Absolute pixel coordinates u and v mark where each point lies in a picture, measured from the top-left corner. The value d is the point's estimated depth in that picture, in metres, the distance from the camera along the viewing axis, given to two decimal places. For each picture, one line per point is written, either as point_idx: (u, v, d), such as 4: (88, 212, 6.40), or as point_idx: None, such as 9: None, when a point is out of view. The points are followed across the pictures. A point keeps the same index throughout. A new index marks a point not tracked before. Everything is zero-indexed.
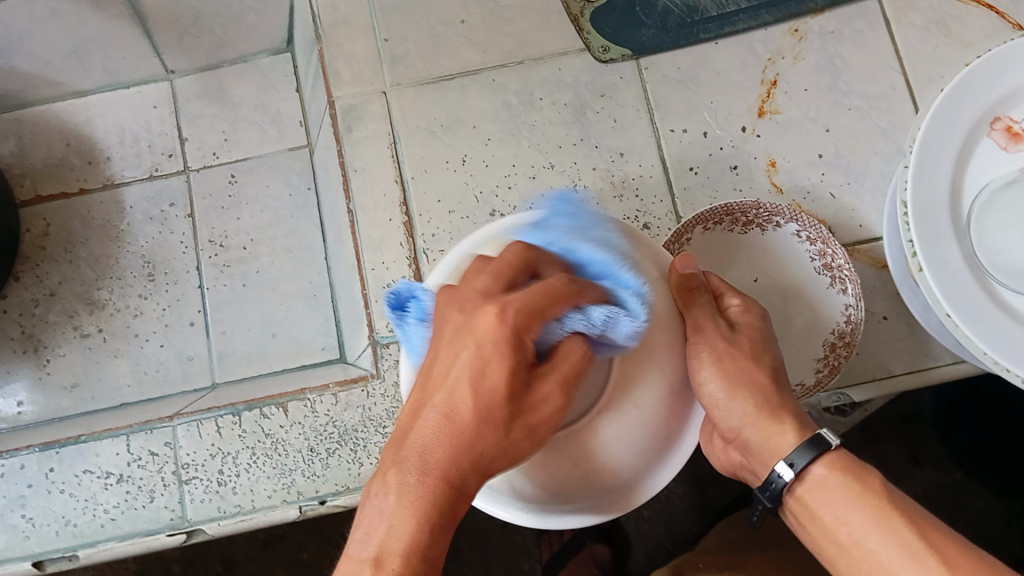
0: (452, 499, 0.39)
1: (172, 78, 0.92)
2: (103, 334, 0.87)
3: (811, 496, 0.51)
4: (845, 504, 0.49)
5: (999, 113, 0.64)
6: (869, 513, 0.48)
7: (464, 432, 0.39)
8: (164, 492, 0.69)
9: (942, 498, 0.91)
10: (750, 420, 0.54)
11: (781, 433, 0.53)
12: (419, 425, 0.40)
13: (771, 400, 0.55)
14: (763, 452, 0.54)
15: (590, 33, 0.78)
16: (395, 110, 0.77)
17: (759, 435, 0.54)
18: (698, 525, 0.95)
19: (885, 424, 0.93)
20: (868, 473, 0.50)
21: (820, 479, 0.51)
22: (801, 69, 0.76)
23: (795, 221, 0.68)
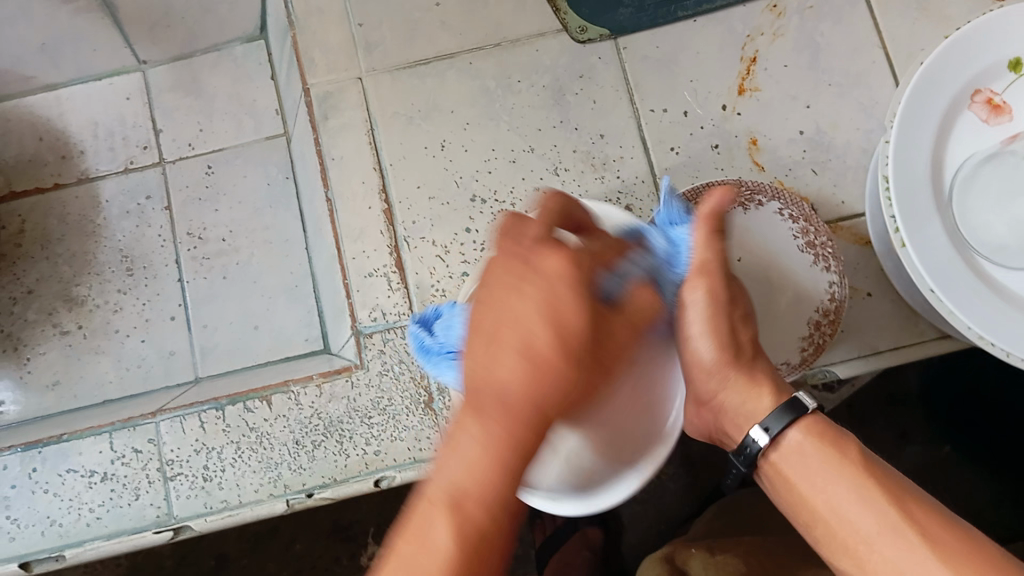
0: (525, 432, 0.43)
1: (144, 69, 0.91)
2: (84, 332, 0.86)
3: (788, 464, 0.53)
4: (824, 474, 0.50)
5: (980, 86, 0.64)
6: (848, 482, 0.49)
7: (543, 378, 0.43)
8: (149, 489, 0.69)
9: (931, 473, 0.92)
10: (729, 381, 0.56)
11: (757, 396, 0.55)
12: (491, 363, 0.44)
13: (749, 362, 0.56)
14: (737, 414, 0.56)
15: (567, 14, 0.77)
16: (372, 98, 0.76)
17: (736, 397, 0.56)
18: (686, 506, 0.96)
19: (874, 404, 0.94)
20: (849, 442, 0.51)
21: (798, 445, 0.52)
22: (781, 46, 0.75)
23: (776, 200, 0.69)
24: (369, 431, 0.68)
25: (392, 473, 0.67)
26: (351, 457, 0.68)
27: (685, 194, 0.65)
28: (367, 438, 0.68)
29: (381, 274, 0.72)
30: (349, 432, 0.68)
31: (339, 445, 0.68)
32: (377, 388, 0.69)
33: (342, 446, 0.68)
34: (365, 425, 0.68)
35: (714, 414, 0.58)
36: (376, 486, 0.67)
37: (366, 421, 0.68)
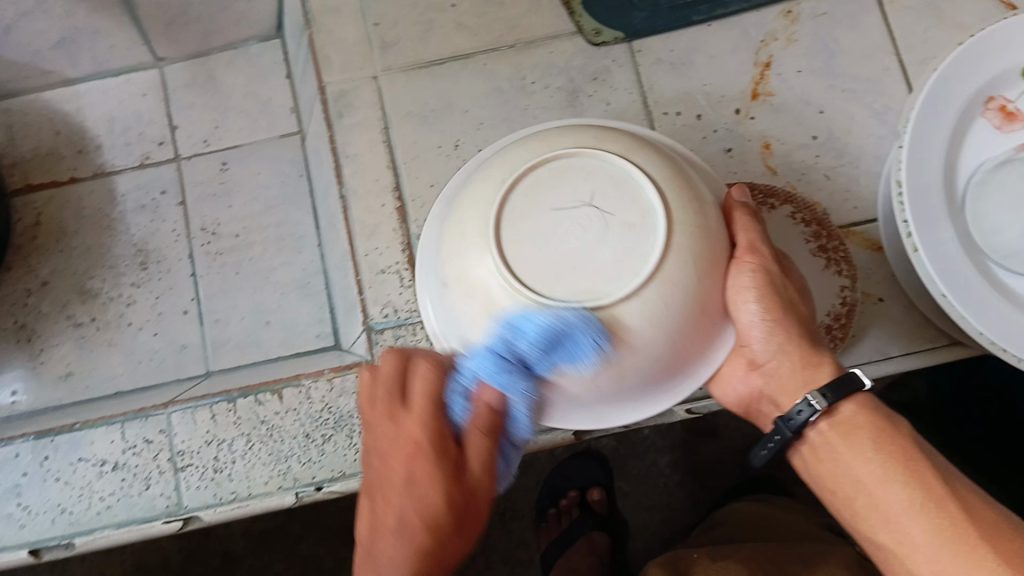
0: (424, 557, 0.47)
1: (162, 66, 0.92)
2: (97, 324, 0.86)
3: (833, 438, 0.49)
4: (874, 447, 0.47)
5: (993, 93, 0.64)
6: (895, 459, 0.47)
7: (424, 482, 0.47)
8: (159, 479, 0.69)
9: None
10: (784, 348, 0.52)
11: (815, 364, 0.51)
12: (393, 504, 0.48)
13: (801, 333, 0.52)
14: (790, 383, 0.52)
15: (583, 17, 0.78)
16: (387, 96, 0.77)
17: (791, 364, 0.51)
18: (693, 510, 0.96)
19: None
20: (899, 421, 0.49)
21: (847, 420, 0.49)
22: (794, 51, 0.76)
23: (789, 203, 0.69)
24: None
25: None
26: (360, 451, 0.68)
27: None
28: None
29: (393, 271, 0.72)
30: (359, 427, 0.68)
31: (349, 439, 0.68)
32: None
33: (351, 440, 0.68)
34: None
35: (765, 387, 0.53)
36: None
37: None
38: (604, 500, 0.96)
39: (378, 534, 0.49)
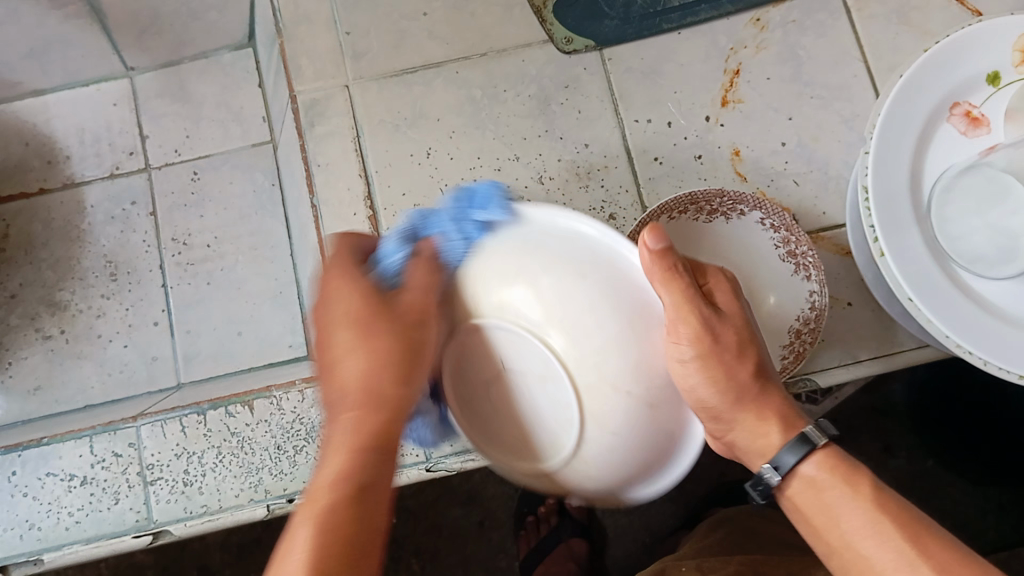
0: (340, 499, 0.42)
1: (132, 76, 0.91)
2: (66, 336, 0.85)
3: (802, 497, 0.50)
4: (839, 511, 0.48)
5: (959, 99, 0.65)
6: (864, 518, 0.47)
7: (389, 355, 0.45)
8: (129, 494, 0.68)
9: (915, 485, 0.93)
10: (739, 420, 0.50)
11: (767, 433, 0.50)
12: (347, 373, 0.46)
13: (752, 397, 0.50)
14: (748, 451, 0.51)
15: (553, 25, 0.78)
16: (358, 105, 0.76)
17: (745, 435, 0.51)
18: (673, 516, 0.96)
19: (859, 414, 0.95)
20: (860, 470, 0.49)
21: (811, 480, 0.49)
22: (763, 59, 0.76)
23: (758, 209, 0.68)
24: None
25: None
26: None
27: (667, 204, 0.67)
28: None
29: None
30: None
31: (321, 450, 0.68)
32: None
33: None
34: None
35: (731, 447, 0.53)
36: None
37: None
38: (584, 508, 0.98)
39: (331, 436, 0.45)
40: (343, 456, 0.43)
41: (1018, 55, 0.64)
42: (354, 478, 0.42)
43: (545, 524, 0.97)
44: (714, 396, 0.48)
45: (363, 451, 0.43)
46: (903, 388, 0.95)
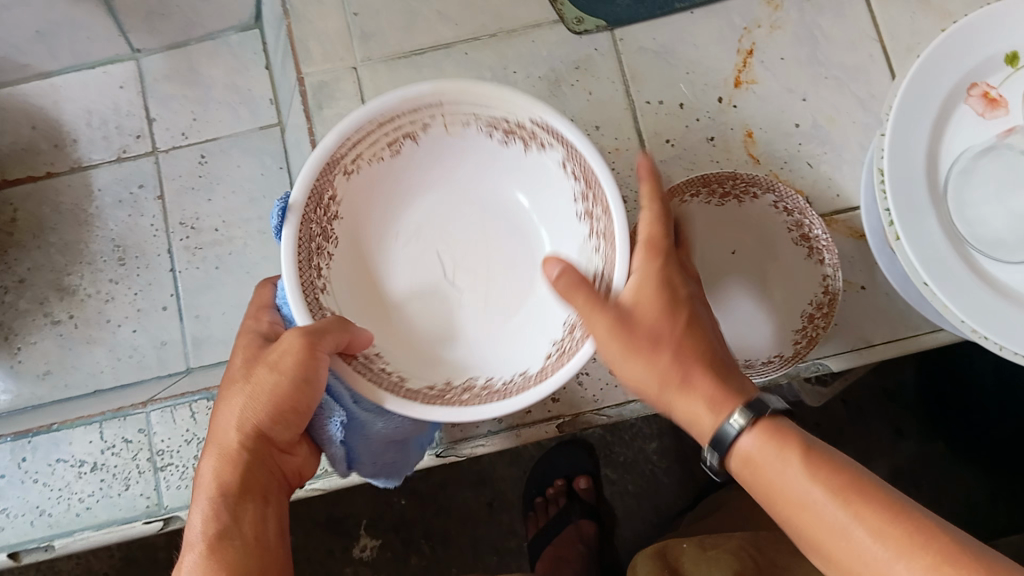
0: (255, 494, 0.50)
1: (138, 58, 0.90)
2: (76, 321, 0.85)
3: (756, 458, 0.48)
4: (777, 483, 0.46)
5: (976, 79, 0.63)
6: (799, 490, 0.45)
7: (247, 412, 0.50)
8: (139, 480, 0.68)
9: (925, 470, 0.94)
10: (671, 399, 0.51)
11: (704, 410, 0.50)
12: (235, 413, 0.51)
13: (689, 370, 0.50)
14: (689, 422, 0.51)
15: (564, 5, 0.77)
16: (366, 87, 0.76)
17: (682, 411, 0.51)
18: (682, 498, 0.96)
19: (870, 398, 0.96)
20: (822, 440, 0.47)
21: (749, 452, 0.48)
22: (778, 38, 0.75)
23: (772, 191, 0.67)
24: None
25: None
26: None
27: (680, 187, 0.67)
28: None
29: None
30: None
31: None
32: None
33: None
34: None
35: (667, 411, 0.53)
36: None
37: None
38: (592, 489, 0.96)
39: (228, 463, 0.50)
40: (215, 508, 0.48)
41: None
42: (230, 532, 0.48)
43: (553, 505, 0.96)
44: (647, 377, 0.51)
45: (216, 498, 0.48)
46: (915, 373, 0.95)
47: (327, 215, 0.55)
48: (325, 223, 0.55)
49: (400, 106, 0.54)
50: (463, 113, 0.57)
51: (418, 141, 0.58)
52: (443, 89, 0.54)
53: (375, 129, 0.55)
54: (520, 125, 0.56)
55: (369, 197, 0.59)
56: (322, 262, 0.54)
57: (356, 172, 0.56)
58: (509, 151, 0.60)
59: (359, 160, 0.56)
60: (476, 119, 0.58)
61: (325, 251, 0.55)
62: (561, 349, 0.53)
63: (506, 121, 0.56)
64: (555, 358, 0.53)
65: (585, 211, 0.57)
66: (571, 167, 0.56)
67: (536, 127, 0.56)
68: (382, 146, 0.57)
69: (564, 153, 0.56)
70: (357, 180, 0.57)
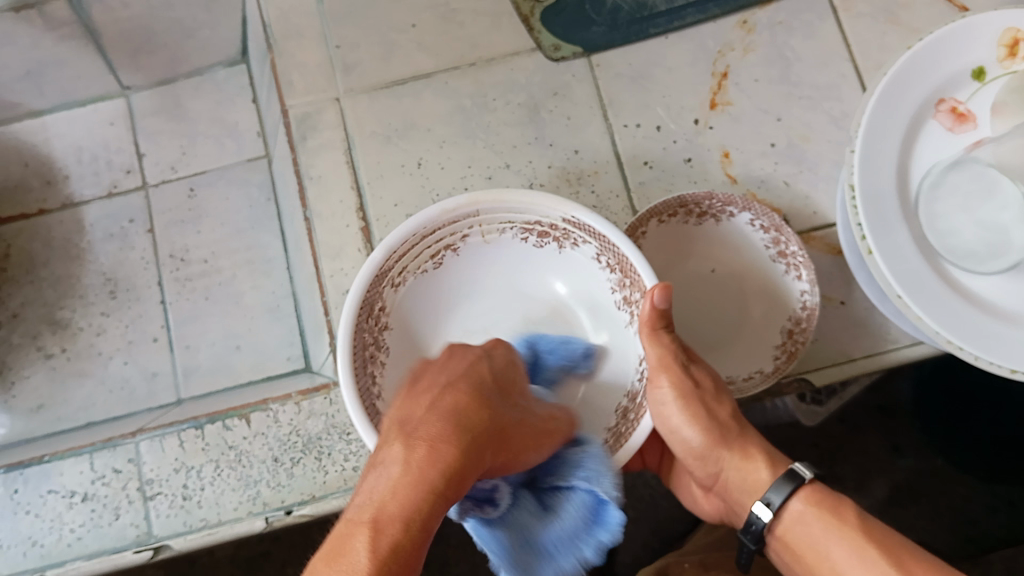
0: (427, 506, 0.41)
1: (127, 95, 0.92)
2: (68, 354, 0.86)
3: (793, 533, 0.52)
4: (826, 542, 0.50)
5: (944, 95, 0.65)
6: (848, 549, 0.49)
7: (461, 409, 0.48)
8: (129, 509, 0.69)
9: (925, 485, 0.96)
10: (720, 458, 0.56)
11: (756, 469, 0.55)
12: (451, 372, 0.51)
13: (736, 435, 0.57)
14: (741, 490, 0.56)
15: (541, 33, 0.79)
16: (349, 118, 0.77)
17: (735, 473, 0.56)
18: (681, 522, 0.98)
19: (864, 415, 0.97)
20: (843, 504, 0.52)
21: (800, 514, 0.52)
22: (751, 61, 0.77)
23: (748, 210, 0.68)
24: (348, 448, 0.69)
25: None
26: (329, 474, 0.68)
27: (660, 206, 0.67)
28: (347, 453, 0.69)
29: None
30: (328, 449, 0.69)
31: (318, 462, 0.69)
32: None
33: (320, 463, 0.69)
34: (344, 441, 0.69)
35: (719, 485, 0.58)
36: None
37: (345, 437, 0.69)
38: None
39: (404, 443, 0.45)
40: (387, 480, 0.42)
41: (1002, 50, 0.64)
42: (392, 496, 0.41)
43: None
44: (697, 436, 0.56)
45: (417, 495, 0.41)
46: (909, 385, 0.96)
47: (378, 325, 0.59)
48: (376, 333, 0.58)
49: (439, 218, 0.58)
50: (499, 222, 0.61)
51: (458, 252, 0.63)
52: (478, 200, 0.58)
53: (417, 241, 0.59)
54: (552, 224, 0.60)
55: (416, 307, 0.63)
56: (376, 369, 0.58)
57: (402, 284, 0.61)
58: (546, 255, 0.64)
59: (404, 272, 0.60)
60: (511, 226, 0.62)
61: (378, 358, 0.58)
62: (616, 433, 0.58)
63: (540, 223, 0.61)
64: (611, 441, 0.57)
65: (622, 299, 0.61)
66: (605, 259, 0.60)
67: (567, 225, 0.60)
68: (425, 258, 0.61)
69: (597, 247, 0.60)
70: (401, 292, 0.61)
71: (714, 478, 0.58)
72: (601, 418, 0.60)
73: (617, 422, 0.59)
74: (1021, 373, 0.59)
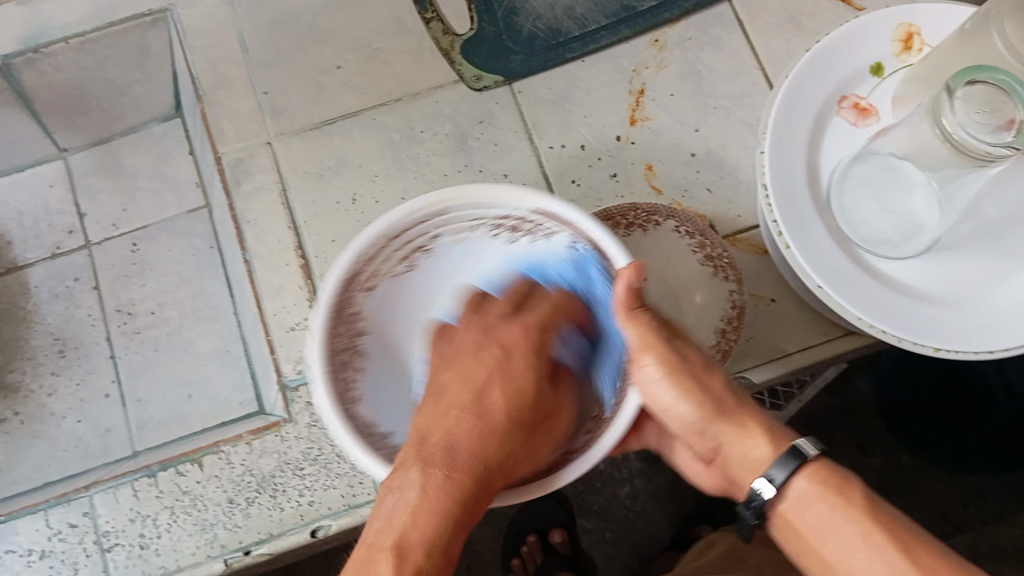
0: (451, 529, 0.47)
1: (65, 156, 0.94)
2: (21, 417, 0.86)
3: (793, 512, 0.49)
4: (833, 524, 0.47)
5: (846, 92, 0.68)
6: (856, 533, 0.46)
7: (478, 434, 0.52)
8: (87, 563, 0.69)
9: (895, 482, 0.99)
10: (718, 433, 0.53)
11: (756, 444, 0.52)
12: (468, 390, 0.55)
13: (734, 407, 0.54)
14: (741, 465, 0.53)
15: (463, 65, 0.81)
16: (282, 161, 0.79)
17: (734, 447, 0.53)
18: (659, 538, 1.03)
19: (830, 417, 1.01)
20: (851, 485, 0.49)
21: (803, 493, 0.49)
22: (665, 76, 0.80)
23: (673, 218, 0.72)
24: (302, 482, 0.69)
25: (328, 521, 0.68)
26: (285, 511, 0.69)
27: None
28: (301, 489, 0.69)
29: (302, 327, 0.74)
30: (282, 486, 0.69)
31: (273, 499, 0.69)
32: (307, 440, 0.71)
33: (275, 500, 0.69)
34: (297, 477, 0.70)
35: (720, 460, 0.55)
36: (314, 536, 0.68)
37: (298, 472, 0.70)
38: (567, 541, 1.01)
39: (419, 464, 0.49)
40: (426, 514, 0.47)
41: (897, 44, 0.68)
42: (438, 541, 0.47)
43: (530, 560, 1.01)
44: (690, 409, 0.54)
45: (447, 516, 0.47)
46: (869, 386, 1.02)
47: (355, 329, 0.60)
48: (352, 338, 0.59)
49: (404, 222, 0.58)
50: (467, 220, 0.61)
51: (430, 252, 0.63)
52: (442, 200, 0.58)
53: (388, 245, 0.59)
54: (521, 217, 0.60)
55: (386, 308, 0.64)
56: (355, 374, 0.59)
57: (376, 288, 0.62)
58: (518, 246, 0.64)
59: (375, 276, 0.60)
60: (480, 223, 0.62)
61: (356, 363, 0.60)
62: (601, 422, 0.58)
63: (508, 217, 0.60)
64: (602, 428, 0.57)
65: (600, 284, 0.60)
66: (579, 246, 0.59)
67: (536, 216, 0.59)
68: (397, 262, 0.61)
69: (569, 240, 0.60)
70: (378, 295, 0.62)
71: (717, 454, 0.54)
72: (589, 399, 0.59)
73: (612, 412, 0.58)
74: (943, 351, 0.61)
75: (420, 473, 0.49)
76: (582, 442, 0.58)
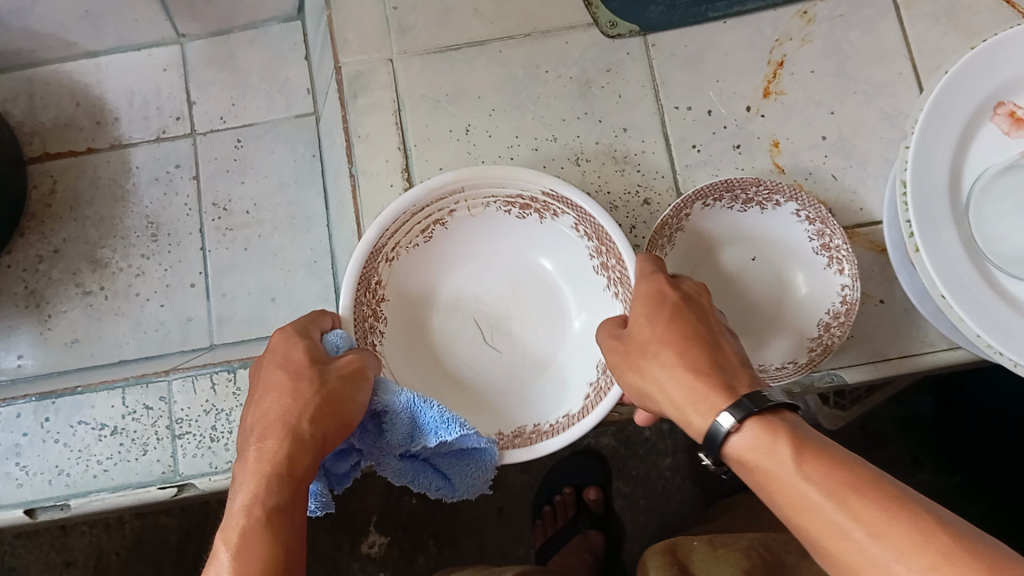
0: (284, 490, 0.45)
1: (182, 42, 0.92)
2: (106, 293, 0.88)
3: (747, 473, 0.46)
4: (772, 484, 0.44)
5: (1003, 98, 0.63)
6: (791, 492, 0.43)
7: (283, 406, 0.49)
8: (157, 446, 0.70)
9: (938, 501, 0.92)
10: (673, 392, 0.51)
11: (700, 399, 0.49)
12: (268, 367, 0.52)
13: (691, 365, 0.51)
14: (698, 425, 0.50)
15: (598, 9, 0.78)
16: (401, 79, 0.77)
17: (680, 406, 0.50)
18: (691, 514, 1.01)
19: (885, 424, 0.99)
20: (781, 436, 0.44)
21: (744, 454, 0.46)
22: (808, 51, 0.76)
23: (795, 200, 0.67)
24: None
25: None
26: None
27: (706, 189, 0.67)
28: None
29: None
30: None
31: None
32: None
33: None
34: None
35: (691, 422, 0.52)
36: None
37: None
38: (601, 501, 1.01)
39: (263, 443, 0.47)
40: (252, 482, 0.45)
41: None
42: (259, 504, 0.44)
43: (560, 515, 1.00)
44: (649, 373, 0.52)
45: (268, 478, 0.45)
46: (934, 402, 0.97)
47: (377, 297, 0.64)
48: (375, 305, 0.64)
49: (429, 196, 0.62)
50: (483, 195, 0.65)
51: (446, 225, 0.67)
52: (463, 177, 0.62)
53: (411, 218, 0.63)
54: (533, 197, 0.65)
55: (409, 280, 0.68)
56: (375, 338, 0.64)
57: (397, 259, 0.65)
58: (527, 223, 0.69)
59: (398, 247, 0.64)
60: (494, 200, 0.66)
61: (377, 328, 0.64)
62: (598, 385, 0.62)
63: (521, 196, 0.65)
64: (594, 394, 0.62)
65: (600, 264, 0.66)
66: (583, 228, 0.65)
67: (546, 197, 0.64)
68: (417, 235, 0.65)
69: (575, 217, 0.65)
70: (397, 266, 0.66)
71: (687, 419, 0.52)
72: (582, 370, 0.65)
73: (598, 376, 0.63)
74: None
75: (262, 449, 0.47)
76: (580, 405, 0.63)
